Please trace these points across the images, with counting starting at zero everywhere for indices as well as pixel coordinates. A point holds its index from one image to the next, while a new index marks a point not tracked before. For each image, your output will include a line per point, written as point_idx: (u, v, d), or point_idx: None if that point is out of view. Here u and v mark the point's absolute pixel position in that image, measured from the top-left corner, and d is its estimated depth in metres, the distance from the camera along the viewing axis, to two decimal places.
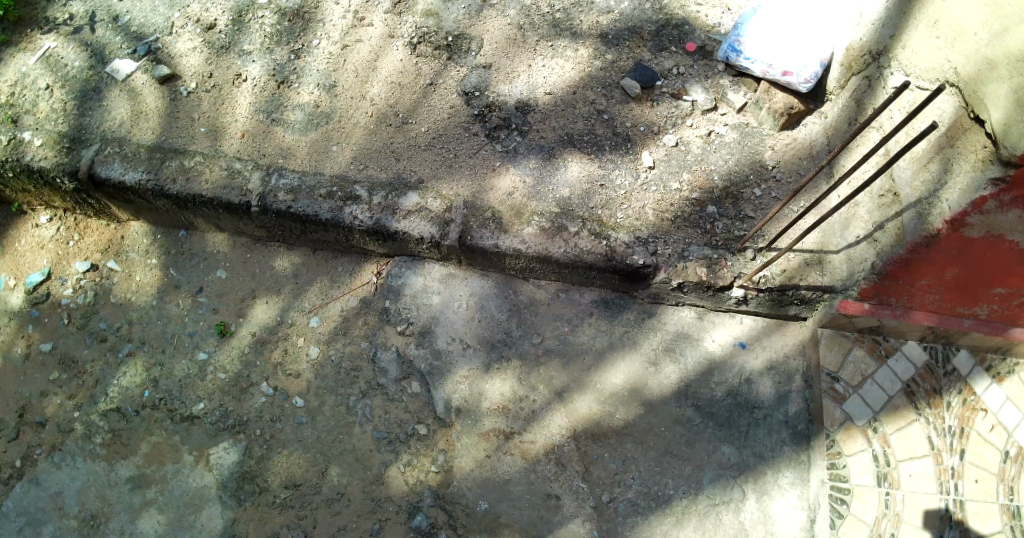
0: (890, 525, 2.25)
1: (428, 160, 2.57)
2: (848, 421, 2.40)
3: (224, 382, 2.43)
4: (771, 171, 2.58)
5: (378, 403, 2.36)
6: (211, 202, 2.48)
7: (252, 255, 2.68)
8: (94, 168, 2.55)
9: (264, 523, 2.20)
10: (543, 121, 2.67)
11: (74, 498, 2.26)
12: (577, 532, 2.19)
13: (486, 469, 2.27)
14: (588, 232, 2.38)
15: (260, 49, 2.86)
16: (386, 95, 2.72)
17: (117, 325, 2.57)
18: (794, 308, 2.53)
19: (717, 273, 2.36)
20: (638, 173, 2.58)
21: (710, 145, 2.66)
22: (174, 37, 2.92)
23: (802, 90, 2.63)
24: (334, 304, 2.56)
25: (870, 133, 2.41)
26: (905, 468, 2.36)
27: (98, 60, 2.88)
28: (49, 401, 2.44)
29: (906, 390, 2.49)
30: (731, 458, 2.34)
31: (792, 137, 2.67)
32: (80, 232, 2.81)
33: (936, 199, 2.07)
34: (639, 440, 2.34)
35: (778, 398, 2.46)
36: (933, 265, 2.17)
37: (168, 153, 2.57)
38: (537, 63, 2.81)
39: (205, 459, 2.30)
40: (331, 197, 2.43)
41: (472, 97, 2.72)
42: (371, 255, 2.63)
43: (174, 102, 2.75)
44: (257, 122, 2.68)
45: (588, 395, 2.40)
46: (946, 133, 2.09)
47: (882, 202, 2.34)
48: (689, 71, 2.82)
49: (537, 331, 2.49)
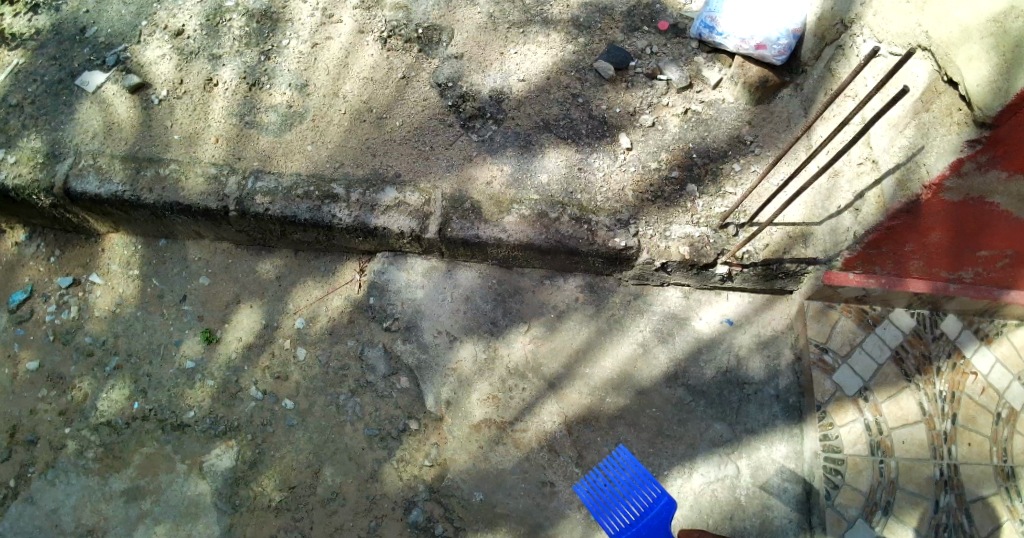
0: (886, 492, 2.26)
1: (405, 154, 2.55)
2: (839, 391, 2.41)
3: (213, 389, 2.42)
4: (750, 146, 2.59)
5: (368, 401, 2.36)
6: (190, 209, 2.46)
7: (234, 260, 2.66)
8: (69, 182, 2.52)
9: (261, 527, 2.19)
10: (518, 108, 2.66)
11: (69, 514, 2.25)
12: (574, 518, 2.19)
13: (480, 460, 2.27)
14: (569, 217, 2.38)
15: (230, 52, 2.83)
16: (359, 91, 2.70)
17: (103, 339, 2.55)
18: (780, 282, 2.53)
19: (701, 251, 2.36)
20: (616, 155, 2.57)
21: (687, 123, 2.65)
22: (143, 45, 2.89)
23: (777, 62, 2.62)
24: (319, 304, 2.54)
25: (846, 102, 2.42)
26: (899, 435, 2.36)
27: (67, 73, 2.85)
28: (39, 419, 2.43)
29: (895, 357, 2.50)
30: (724, 435, 2.34)
31: (768, 110, 2.67)
32: (59, 247, 2.78)
33: (915, 164, 2.06)
34: (631, 422, 2.34)
35: (769, 373, 2.46)
36: (914, 231, 2.17)
37: (143, 163, 2.55)
38: (509, 51, 2.79)
39: (198, 467, 2.29)
40: (309, 197, 2.41)
41: (445, 88, 2.70)
42: (353, 252, 2.62)
43: (146, 110, 2.72)
44: (231, 125, 2.66)
45: (579, 381, 2.40)
46: (921, 98, 2.09)
47: (861, 170, 2.35)
48: (662, 50, 2.81)
49: (524, 319, 2.48)
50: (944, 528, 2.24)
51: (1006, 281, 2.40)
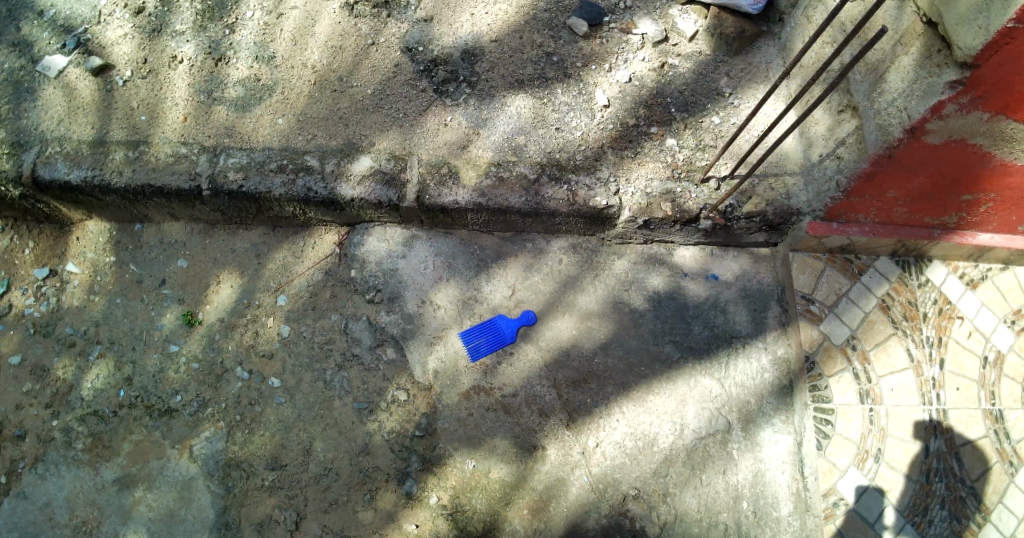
0: (876, 440, 2.28)
1: (377, 122, 2.50)
2: (826, 341, 2.40)
3: (198, 372, 2.39)
4: (729, 98, 2.55)
5: (355, 374, 2.33)
6: (161, 190, 2.41)
7: (210, 241, 2.61)
8: (37, 171, 2.46)
9: (255, 507, 2.18)
10: (491, 69, 2.60)
11: (63, 507, 2.23)
12: (567, 479, 2.19)
13: (470, 427, 2.25)
14: (548, 178, 2.34)
15: (193, 28, 2.75)
16: (327, 60, 2.64)
17: (84, 328, 2.51)
18: (763, 235, 2.49)
19: (682, 207, 2.34)
20: (594, 112, 2.52)
21: (664, 77, 2.60)
22: (104, 25, 2.80)
23: (751, 11, 2.59)
24: (299, 280, 2.50)
25: (824, 48, 2.34)
26: (887, 383, 2.37)
27: (28, 59, 2.76)
28: (25, 413, 2.39)
29: (881, 304, 2.49)
30: (714, 391, 2.33)
31: (746, 61, 2.62)
32: (33, 238, 2.71)
33: (895, 109, 2.03)
34: (621, 382, 2.33)
35: (755, 326, 2.45)
36: (896, 175, 2.16)
37: (112, 146, 2.49)
38: (479, 11, 2.73)
39: (188, 451, 2.27)
40: (282, 171, 2.37)
41: (415, 53, 2.64)
42: (332, 225, 2.58)
43: (110, 93, 2.65)
44: (197, 103, 2.59)
45: (564, 340, 2.38)
46: (899, 41, 2.04)
47: (842, 118, 2.30)
48: (636, 4, 2.75)
49: (508, 284, 2.46)
50: (935, 472, 2.26)
51: (988, 223, 2.40)
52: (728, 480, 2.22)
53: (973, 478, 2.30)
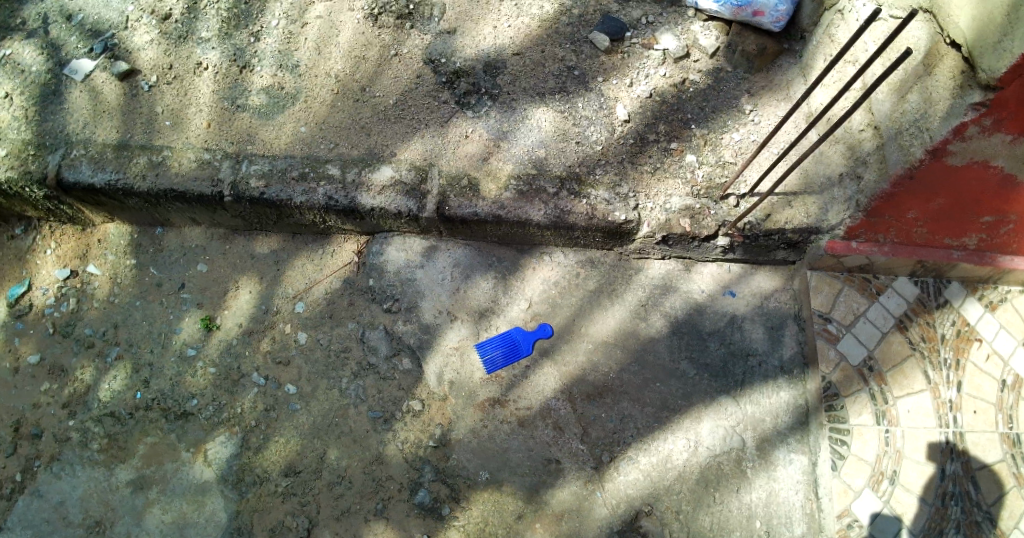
0: (892, 462, 2.26)
1: (398, 132, 2.52)
2: (843, 361, 2.39)
3: (215, 376, 2.40)
4: (749, 115, 2.55)
5: (371, 383, 2.34)
6: (183, 195, 2.44)
7: (230, 246, 2.64)
8: (61, 173, 2.49)
9: (267, 512, 2.19)
10: (513, 82, 2.62)
11: (77, 506, 2.25)
12: (580, 493, 2.19)
13: (484, 439, 2.26)
14: (567, 192, 2.35)
15: (218, 35, 2.78)
16: (350, 70, 2.66)
17: (103, 329, 2.53)
18: (782, 252, 2.47)
19: (701, 223, 2.34)
20: (614, 127, 2.53)
21: (685, 93, 2.61)
22: (131, 31, 2.84)
23: (774, 29, 2.57)
24: (317, 287, 2.52)
25: (846, 67, 2.33)
26: (904, 405, 2.35)
27: (56, 62, 2.80)
28: (42, 412, 2.41)
29: (899, 325, 2.48)
30: (729, 408, 2.32)
31: (767, 79, 2.62)
32: (56, 239, 2.75)
33: (917, 130, 2.02)
34: (635, 397, 2.32)
35: (772, 344, 2.44)
36: (916, 196, 2.15)
37: (135, 150, 2.52)
38: (502, 24, 2.75)
39: (203, 454, 2.29)
40: (303, 179, 2.39)
41: (438, 64, 2.66)
42: (351, 234, 2.60)
43: (135, 97, 2.68)
44: (221, 109, 2.62)
45: (579, 354, 2.38)
46: (922, 61, 2.04)
47: (862, 137, 2.28)
48: (658, 19, 2.76)
49: (524, 296, 2.47)
50: (951, 496, 2.23)
51: (1009, 245, 2.38)
52: (741, 499, 2.20)
53: (990, 503, 2.26)
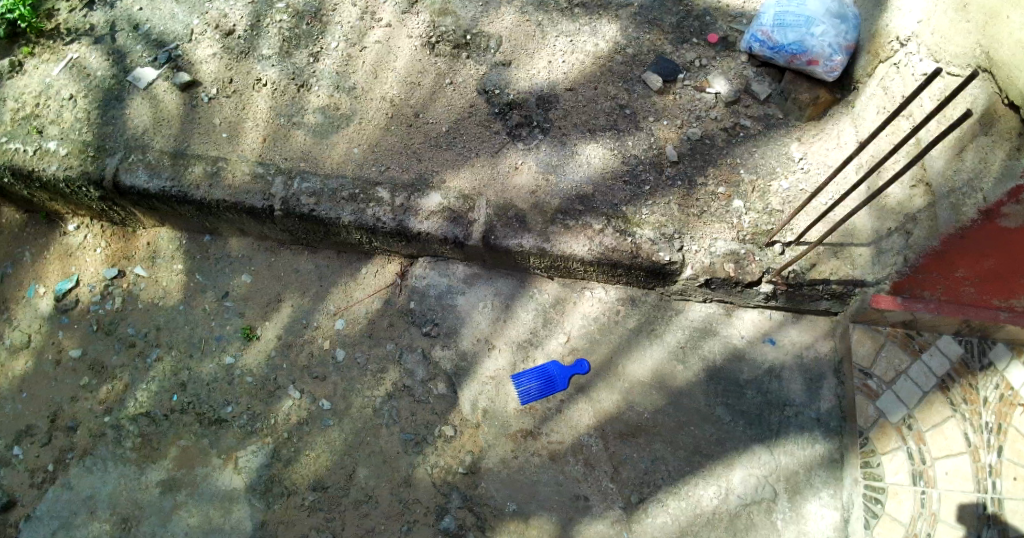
0: (926, 525, 2.14)
1: (448, 159, 2.56)
2: (882, 418, 2.31)
3: (251, 385, 2.44)
4: (798, 162, 2.55)
5: (405, 405, 2.37)
6: (235, 207, 2.50)
7: (275, 259, 2.69)
8: (118, 176, 2.57)
9: (292, 525, 2.20)
10: (564, 117, 2.65)
11: (106, 502, 2.29)
12: (606, 532, 2.17)
13: (514, 469, 2.26)
14: (612, 229, 2.36)
15: (279, 53, 2.87)
16: (405, 95, 2.72)
17: (145, 330, 2.59)
18: (825, 303, 2.45)
19: (745, 269, 2.33)
20: (663, 168, 2.54)
21: (735, 138, 2.62)
22: (194, 43, 2.94)
23: (829, 78, 2.59)
24: (358, 305, 2.56)
25: (900, 123, 2.32)
26: (941, 466, 2.22)
27: (120, 68, 2.90)
28: (79, 406, 2.47)
29: (941, 385, 2.33)
30: (762, 457, 2.29)
31: (819, 128, 2.62)
32: (106, 238, 2.83)
33: (971, 189, 2.08)
34: (668, 439, 2.31)
35: (810, 396, 2.41)
36: (968, 252, 2.10)
37: (191, 159, 2.59)
38: (557, 59, 2.79)
39: (233, 462, 2.32)
40: (353, 199, 2.44)
41: (492, 95, 2.71)
42: (394, 255, 2.64)
43: (194, 108, 2.77)
44: (277, 125, 2.69)
45: (614, 391, 2.38)
46: (979, 121, 2.07)
47: (913, 193, 2.29)
48: (711, 63, 2.78)
49: (563, 330, 2.48)
50: None
51: None
52: None
53: None
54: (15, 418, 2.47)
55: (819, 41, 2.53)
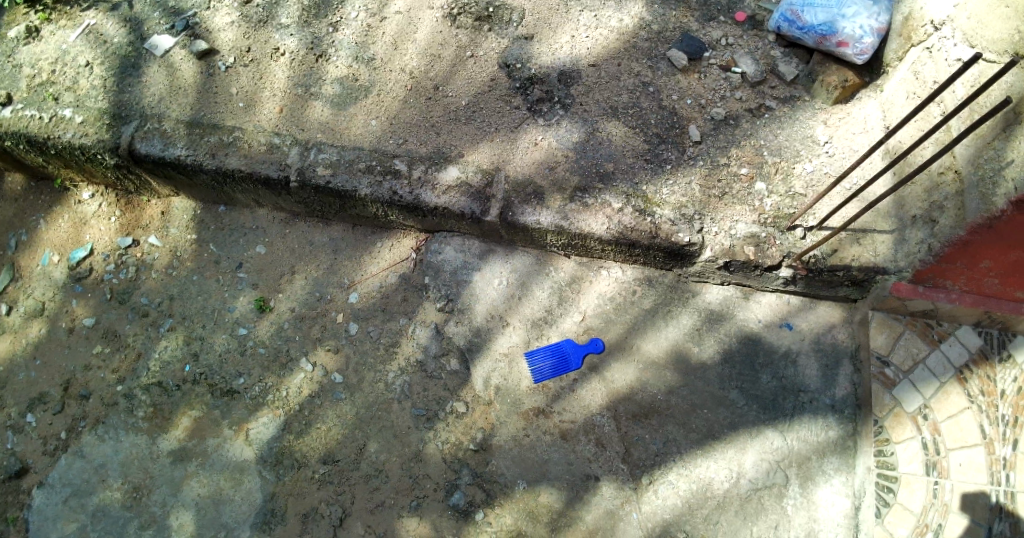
0: (938, 515, 2.12)
1: (467, 134, 2.53)
2: (898, 407, 2.29)
3: (263, 357, 2.43)
4: (824, 146, 2.50)
5: (417, 380, 2.36)
6: (250, 177, 2.48)
7: (290, 231, 2.68)
8: (134, 145, 2.55)
9: (302, 497, 2.20)
10: (586, 94, 2.61)
11: (117, 470, 2.29)
12: (616, 513, 2.16)
13: (524, 448, 2.25)
14: (632, 208, 2.33)
15: (297, 22, 2.83)
16: (425, 67, 2.69)
17: (159, 300, 2.58)
18: (844, 289, 2.42)
19: (766, 252, 2.30)
20: (684, 148, 2.50)
21: (759, 119, 2.57)
22: (212, 11, 2.90)
23: (857, 62, 2.52)
24: (372, 279, 2.55)
25: (931, 108, 2.26)
26: (956, 457, 2.19)
27: (137, 36, 2.87)
28: (92, 374, 2.47)
29: (959, 376, 2.31)
30: (775, 443, 2.27)
31: (846, 111, 2.57)
32: (120, 208, 2.82)
33: (1001, 177, 1.97)
34: (681, 422, 2.29)
35: (826, 383, 2.38)
36: (993, 246, 2.05)
37: (207, 129, 2.57)
38: (580, 34, 2.75)
39: (245, 433, 2.31)
40: (370, 171, 2.42)
41: (513, 69, 2.67)
42: (410, 230, 2.63)
43: (211, 77, 2.74)
44: (295, 96, 2.66)
45: (627, 373, 2.36)
46: (1015, 108, 1.96)
47: (941, 181, 2.20)
48: (738, 42, 2.73)
49: (578, 309, 2.46)
50: None
51: None
52: None
53: None
54: (29, 385, 2.48)
55: (851, 22, 2.47)
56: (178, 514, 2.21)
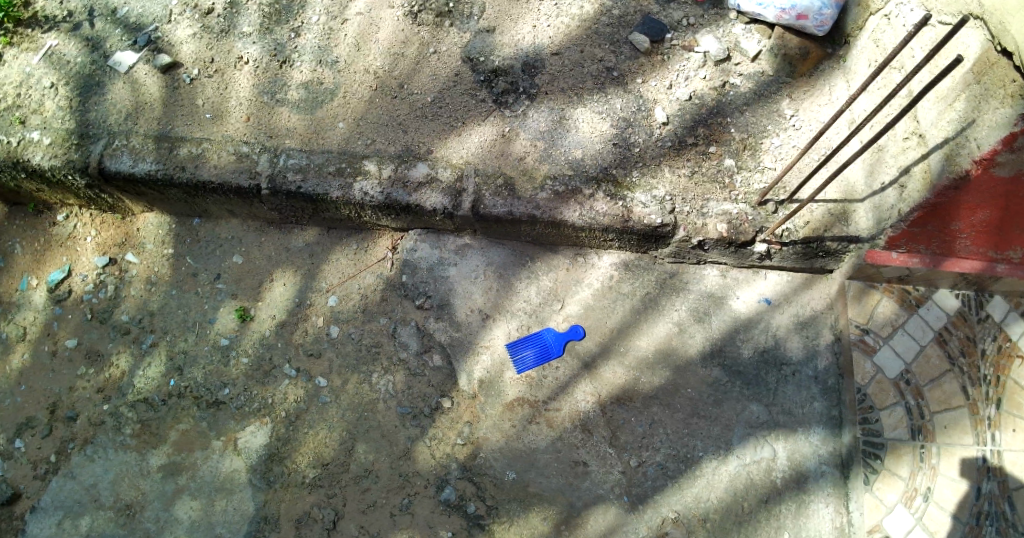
0: (926, 478, 2.14)
1: (436, 130, 2.54)
2: (879, 374, 2.30)
3: (247, 366, 2.43)
4: (790, 119, 2.53)
5: (401, 379, 2.36)
6: (221, 187, 2.47)
7: (266, 239, 2.67)
8: (103, 163, 2.53)
9: (294, 504, 2.20)
10: (551, 82, 2.62)
11: (109, 489, 2.28)
12: (606, 499, 2.17)
13: (512, 439, 2.26)
14: (603, 194, 2.36)
15: (259, 30, 2.83)
16: (390, 67, 2.70)
17: (139, 317, 2.57)
18: (819, 261, 2.44)
19: (739, 229, 2.32)
20: (652, 129, 2.52)
21: (725, 97, 2.59)
22: (174, 24, 2.89)
23: (818, 33, 2.55)
24: (351, 282, 2.55)
25: (892, 74, 2.29)
26: (941, 420, 2.21)
27: (100, 54, 2.85)
28: (77, 395, 2.46)
29: (938, 339, 2.33)
30: (761, 417, 2.28)
31: (810, 83, 2.60)
32: (96, 227, 2.80)
33: (965, 139, 1.98)
34: (666, 402, 2.30)
35: (808, 353, 2.38)
36: (962, 206, 2.02)
37: (175, 142, 2.56)
38: (542, 23, 2.75)
39: (233, 443, 2.30)
40: (340, 174, 2.43)
41: (476, 63, 2.68)
42: (385, 230, 2.64)
43: (176, 90, 2.72)
44: (261, 103, 2.66)
45: (611, 357, 2.38)
46: (972, 69, 1.99)
47: (906, 145, 2.22)
48: (699, 21, 2.74)
49: (557, 297, 2.48)
50: (986, 516, 2.05)
51: None
52: (770, 509, 2.15)
53: None
54: (15, 411, 2.46)
55: None
56: (171, 529, 2.20)
